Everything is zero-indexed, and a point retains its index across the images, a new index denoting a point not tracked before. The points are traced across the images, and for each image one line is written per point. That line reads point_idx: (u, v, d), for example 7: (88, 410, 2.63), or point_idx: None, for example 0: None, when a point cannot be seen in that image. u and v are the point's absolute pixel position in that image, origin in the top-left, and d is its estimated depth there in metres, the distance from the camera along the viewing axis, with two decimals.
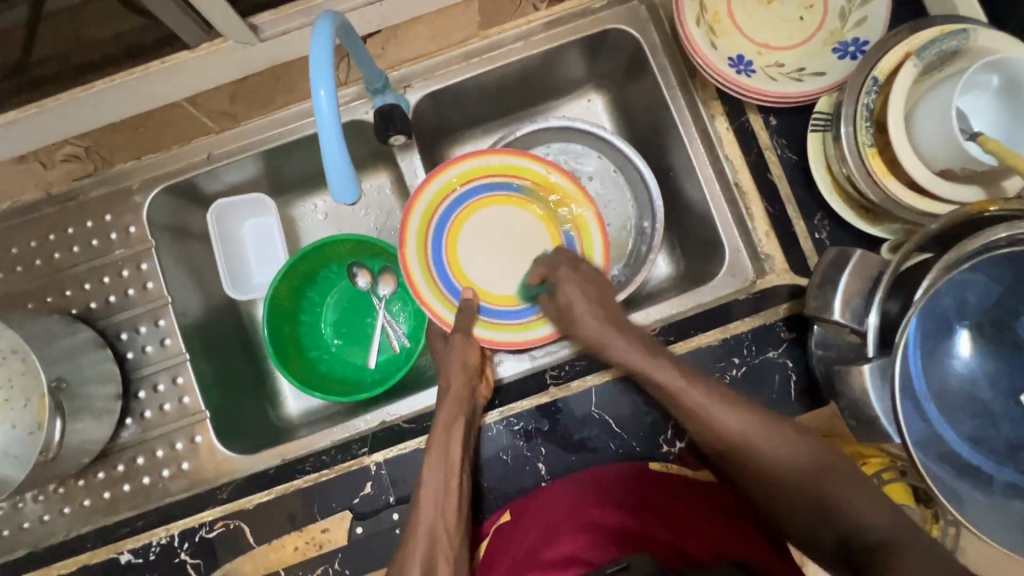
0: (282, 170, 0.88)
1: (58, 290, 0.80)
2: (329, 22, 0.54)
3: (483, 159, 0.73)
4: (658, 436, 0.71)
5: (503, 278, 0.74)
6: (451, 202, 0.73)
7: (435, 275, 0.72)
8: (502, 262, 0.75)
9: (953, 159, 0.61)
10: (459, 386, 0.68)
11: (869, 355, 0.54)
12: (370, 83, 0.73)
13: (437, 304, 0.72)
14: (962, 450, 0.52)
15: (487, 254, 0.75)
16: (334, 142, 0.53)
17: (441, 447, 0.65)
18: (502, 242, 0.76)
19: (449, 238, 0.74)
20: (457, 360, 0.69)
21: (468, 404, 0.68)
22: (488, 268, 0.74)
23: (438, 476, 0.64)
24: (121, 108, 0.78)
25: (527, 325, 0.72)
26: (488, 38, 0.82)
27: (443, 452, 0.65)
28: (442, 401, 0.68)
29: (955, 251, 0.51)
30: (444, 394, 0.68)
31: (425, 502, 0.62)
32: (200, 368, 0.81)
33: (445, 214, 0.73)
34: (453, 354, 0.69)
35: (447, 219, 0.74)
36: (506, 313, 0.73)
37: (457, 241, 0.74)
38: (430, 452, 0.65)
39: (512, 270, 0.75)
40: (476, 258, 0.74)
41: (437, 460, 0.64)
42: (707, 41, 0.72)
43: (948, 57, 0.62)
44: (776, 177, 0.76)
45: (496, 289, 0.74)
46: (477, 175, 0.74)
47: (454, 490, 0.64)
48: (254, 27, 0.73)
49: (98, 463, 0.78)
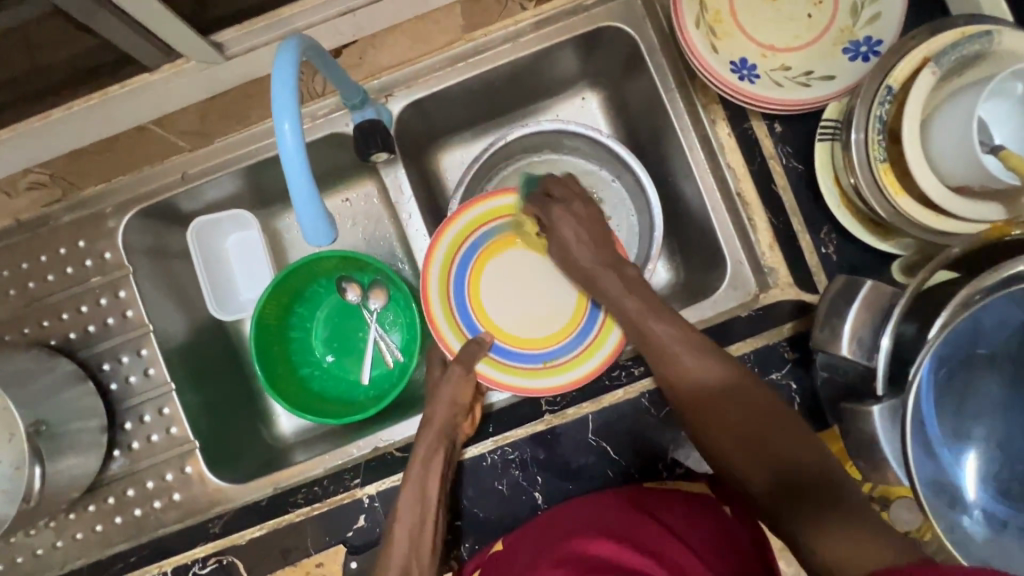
0: (262, 185, 0.84)
1: (36, 321, 0.77)
2: (292, 50, 0.50)
3: (504, 200, 0.73)
4: (658, 462, 0.69)
5: (520, 320, 0.73)
6: (472, 243, 0.73)
7: (454, 310, 0.73)
8: (523, 305, 0.74)
9: (970, 174, 0.57)
10: (441, 419, 0.67)
11: (880, 394, 0.51)
12: (348, 99, 0.68)
13: (450, 336, 0.72)
14: (976, 496, 0.49)
15: (508, 295, 0.74)
16: (302, 181, 0.49)
17: (419, 482, 0.65)
18: (523, 285, 0.75)
19: (470, 278, 0.73)
20: (446, 396, 0.68)
21: (450, 440, 0.67)
22: (508, 309, 0.74)
23: (414, 509, 0.64)
24: (85, 133, 0.74)
25: (539, 371, 0.70)
26: (473, 41, 0.76)
27: (422, 488, 0.64)
28: (421, 432, 0.67)
29: (973, 287, 0.47)
30: (426, 424, 0.68)
31: (399, 535, 0.63)
32: (186, 396, 0.79)
33: (467, 254, 0.73)
34: (443, 389, 0.68)
35: (468, 259, 0.73)
36: (521, 356, 0.71)
37: (478, 281, 0.74)
38: (406, 483, 0.65)
39: (530, 312, 0.74)
40: (497, 298, 0.74)
41: (413, 494, 0.64)
42: (708, 45, 0.67)
43: (968, 62, 0.57)
44: (781, 189, 0.72)
45: (511, 330, 0.73)
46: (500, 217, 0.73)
47: (431, 521, 0.64)
48: (217, 45, 0.69)
49: (89, 495, 0.77)
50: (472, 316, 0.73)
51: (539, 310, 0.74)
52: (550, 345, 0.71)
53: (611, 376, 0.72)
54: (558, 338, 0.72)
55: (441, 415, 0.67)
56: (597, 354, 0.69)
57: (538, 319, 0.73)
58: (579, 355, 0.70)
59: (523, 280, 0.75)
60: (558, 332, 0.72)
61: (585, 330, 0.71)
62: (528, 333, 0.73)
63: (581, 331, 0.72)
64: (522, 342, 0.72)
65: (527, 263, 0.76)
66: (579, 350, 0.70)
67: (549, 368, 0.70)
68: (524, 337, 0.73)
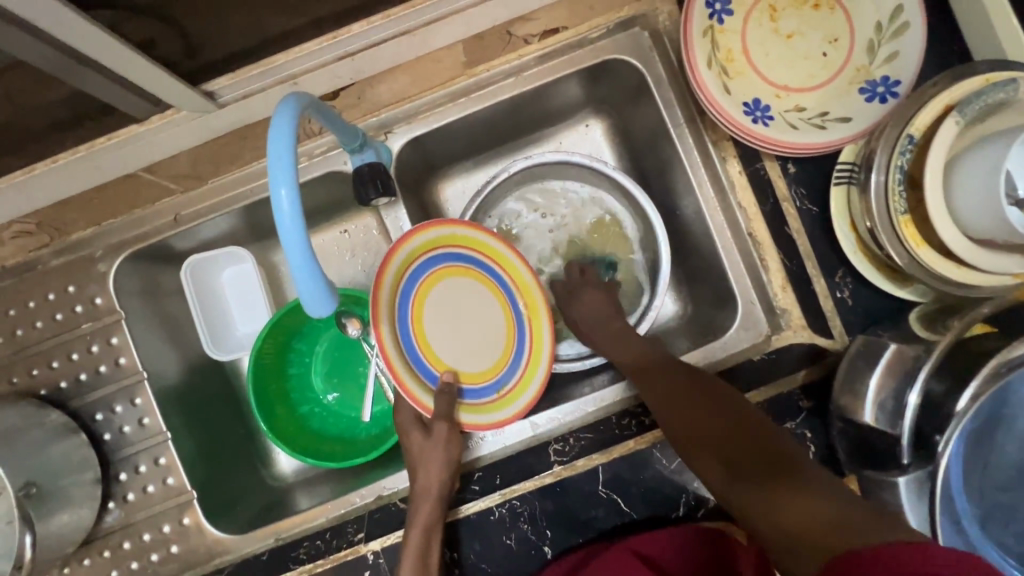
0: (257, 222, 0.81)
1: (24, 371, 0.74)
2: (290, 112, 0.48)
3: (430, 234, 0.66)
4: (670, 514, 0.67)
5: (462, 355, 0.69)
6: (405, 285, 0.66)
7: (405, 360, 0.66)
8: (464, 336, 0.70)
9: (995, 229, 0.55)
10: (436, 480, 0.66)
11: (903, 461, 0.49)
12: (345, 143, 0.66)
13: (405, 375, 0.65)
14: (1008, 569, 0.47)
15: (448, 331, 0.69)
16: (301, 252, 0.46)
17: (419, 555, 0.62)
18: (459, 316, 0.69)
19: (410, 324, 0.66)
20: (438, 462, 0.67)
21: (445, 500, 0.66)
22: (449, 345, 0.69)
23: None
24: (72, 181, 0.70)
25: (491, 406, 0.69)
26: (475, 75, 0.73)
27: (421, 557, 0.62)
28: (417, 505, 0.65)
29: (1001, 358, 0.45)
30: (420, 487, 0.66)
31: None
32: (183, 445, 0.77)
33: (403, 298, 0.65)
34: (432, 453, 0.67)
35: (405, 303, 0.66)
36: (471, 391, 0.69)
37: (419, 323, 0.67)
38: (406, 554, 0.63)
39: (472, 344, 0.70)
40: (437, 338, 0.68)
41: (414, 568, 0.62)
42: (720, 85, 0.65)
43: (993, 110, 0.55)
44: (795, 231, 0.70)
45: (458, 367, 0.69)
46: (428, 250, 0.67)
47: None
48: (209, 93, 0.65)
49: (83, 550, 0.74)
50: (421, 360, 0.67)
51: (479, 341, 0.70)
52: (495, 377, 0.70)
53: (620, 425, 0.70)
54: (500, 367, 0.70)
55: (437, 479, 0.66)
56: (537, 376, 0.69)
57: (479, 349, 0.70)
58: (521, 383, 0.69)
59: (459, 311, 0.69)
60: (498, 361, 0.70)
61: (519, 352, 0.70)
62: (471, 366, 0.69)
63: (519, 355, 0.70)
64: (470, 378, 0.69)
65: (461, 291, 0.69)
66: (521, 376, 0.69)
67: (501, 401, 0.69)
68: (468, 371, 0.69)
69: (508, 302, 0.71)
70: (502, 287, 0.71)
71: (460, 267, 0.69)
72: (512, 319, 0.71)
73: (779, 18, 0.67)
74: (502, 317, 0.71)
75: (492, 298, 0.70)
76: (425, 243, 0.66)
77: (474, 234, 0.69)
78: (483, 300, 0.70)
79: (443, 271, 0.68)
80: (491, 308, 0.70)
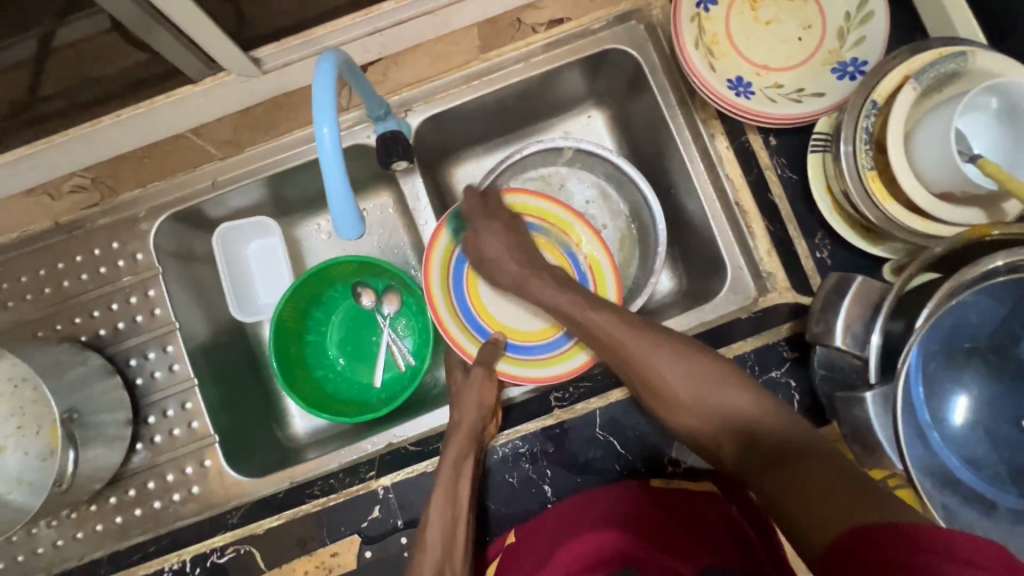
0: (285, 194, 0.88)
1: (68, 318, 0.81)
2: (332, 61, 0.56)
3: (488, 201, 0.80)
4: (663, 456, 0.72)
5: (520, 317, 0.81)
6: (463, 248, 0.80)
7: (457, 310, 0.80)
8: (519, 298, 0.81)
9: (952, 182, 0.61)
10: (470, 423, 0.71)
11: (872, 380, 0.56)
12: (371, 111, 0.74)
13: (446, 316, 0.79)
14: (965, 476, 0.52)
15: (505, 294, 0.81)
16: (337, 177, 0.52)
17: (448, 488, 0.68)
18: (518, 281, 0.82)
19: (467, 283, 0.80)
20: (472, 400, 0.72)
21: (479, 440, 0.71)
22: (507, 306, 0.81)
23: (445, 511, 0.67)
24: (125, 141, 0.79)
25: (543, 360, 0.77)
26: (487, 61, 0.82)
27: (450, 495, 0.67)
28: (449, 440, 0.70)
29: (954, 281, 0.51)
30: (455, 429, 0.71)
31: (431, 541, 0.65)
32: (208, 394, 0.82)
33: (462, 258, 0.80)
34: (468, 392, 0.73)
35: (465, 265, 0.80)
36: (528, 349, 0.79)
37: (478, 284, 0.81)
38: (437, 488, 0.68)
39: (532, 307, 0.81)
40: (495, 299, 0.81)
41: (444, 498, 0.67)
42: (706, 64, 0.74)
43: (947, 80, 0.62)
44: (776, 197, 0.77)
45: (514, 327, 0.80)
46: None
47: (461, 523, 0.67)
48: (256, 60, 0.74)
49: (111, 487, 0.79)
50: (478, 318, 0.80)
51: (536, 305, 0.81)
52: (553, 338, 0.79)
53: (616, 374, 0.75)
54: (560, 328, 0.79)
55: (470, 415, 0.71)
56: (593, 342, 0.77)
57: (537, 311, 0.80)
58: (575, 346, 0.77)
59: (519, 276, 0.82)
60: (557, 324, 0.79)
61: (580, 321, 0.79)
62: (528, 326, 0.80)
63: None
64: (529, 338, 0.80)
65: None
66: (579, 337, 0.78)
67: (554, 359, 0.77)
68: (523, 330, 0.80)
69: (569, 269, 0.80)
70: (564, 254, 0.81)
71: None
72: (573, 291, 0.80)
73: (759, 8, 0.76)
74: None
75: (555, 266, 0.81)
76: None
77: (535, 203, 0.81)
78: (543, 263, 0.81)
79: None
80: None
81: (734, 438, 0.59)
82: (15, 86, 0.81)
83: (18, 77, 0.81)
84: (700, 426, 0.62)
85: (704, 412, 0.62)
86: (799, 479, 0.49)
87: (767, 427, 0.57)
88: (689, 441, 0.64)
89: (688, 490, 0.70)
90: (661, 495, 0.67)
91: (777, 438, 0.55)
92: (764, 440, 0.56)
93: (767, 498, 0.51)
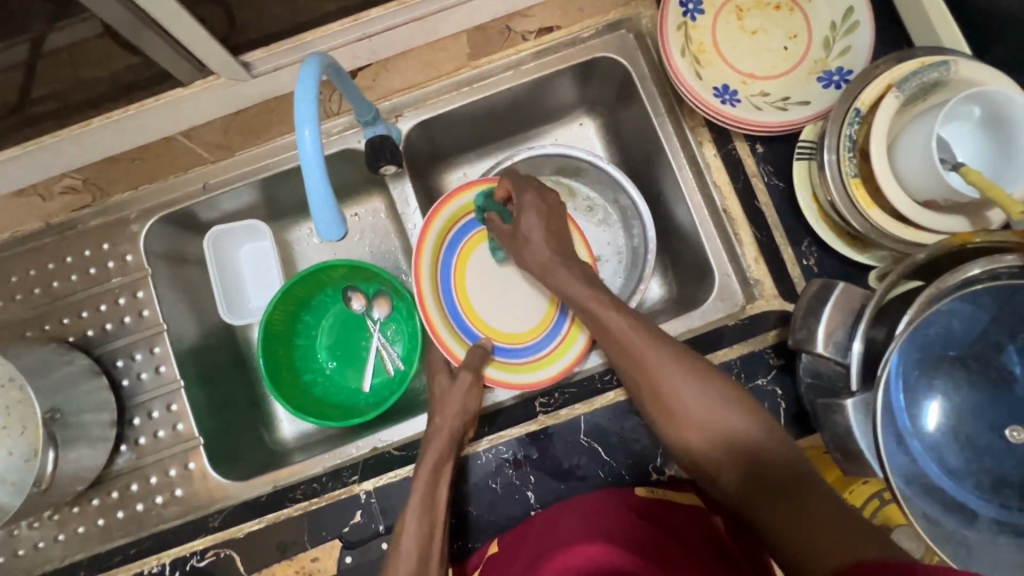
0: (278, 198, 0.88)
1: (57, 318, 0.81)
2: (314, 64, 0.56)
3: (432, 232, 0.78)
4: (647, 464, 0.71)
5: (517, 320, 0.82)
6: (441, 264, 0.80)
7: (442, 243, 0.80)
8: (492, 296, 0.83)
9: (936, 189, 0.61)
10: (448, 425, 0.70)
11: (852, 389, 0.55)
12: (360, 116, 0.74)
13: (432, 306, 0.78)
14: (946, 486, 0.52)
15: (484, 285, 0.83)
16: (318, 178, 0.53)
17: (426, 495, 0.67)
18: (497, 284, 0.84)
19: (459, 248, 0.82)
20: (456, 404, 0.71)
21: (456, 445, 0.71)
22: (501, 316, 0.82)
23: (422, 522, 0.65)
24: (117, 142, 0.80)
25: (524, 366, 0.77)
26: (477, 68, 0.83)
27: (429, 504, 0.66)
28: (427, 446, 0.69)
29: (935, 287, 0.52)
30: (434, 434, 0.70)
31: (405, 547, 0.64)
32: (193, 395, 0.82)
33: (449, 300, 0.80)
34: (454, 396, 0.72)
35: (449, 258, 0.81)
36: (467, 329, 0.81)
37: (470, 308, 0.82)
38: (413, 500, 0.66)
39: (512, 311, 0.82)
40: (489, 313, 0.82)
41: (421, 506, 0.66)
42: (693, 72, 0.74)
43: (930, 88, 0.63)
44: (763, 205, 0.77)
45: (514, 332, 0.81)
46: (442, 246, 0.80)
47: (438, 535, 0.65)
48: (246, 64, 0.75)
49: (94, 489, 0.79)
50: (451, 288, 0.81)
51: (526, 293, 0.83)
52: (555, 319, 0.81)
53: (603, 379, 0.75)
54: (553, 314, 0.81)
55: (450, 424, 0.70)
56: (522, 372, 0.76)
57: (502, 318, 0.82)
58: (504, 361, 0.78)
59: (496, 277, 0.84)
60: (542, 321, 0.81)
61: (524, 349, 0.79)
62: (501, 326, 0.82)
63: (535, 344, 0.80)
64: (538, 331, 0.81)
65: (518, 272, 0.84)
66: (529, 359, 0.78)
67: (566, 341, 0.78)
68: (517, 332, 0.81)
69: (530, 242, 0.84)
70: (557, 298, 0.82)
71: (472, 239, 0.83)
72: (538, 330, 0.81)
73: (745, 17, 0.78)
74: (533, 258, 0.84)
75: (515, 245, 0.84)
76: (436, 244, 0.79)
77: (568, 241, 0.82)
78: (531, 291, 0.83)
79: (471, 243, 0.83)
80: (535, 298, 0.83)
81: (736, 464, 0.54)
82: (8, 88, 0.82)
83: (12, 79, 0.82)
84: (701, 443, 0.57)
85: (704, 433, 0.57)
86: (800, 512, 0.46)
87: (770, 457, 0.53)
88: (680, 458, 0.60)
89: (672, 499, 0.68)
90: (650, 505, 0.65)
91: (785, 469, 0.51)
92: (766, 471, 0.52)
93: (763, 532, 0.48)
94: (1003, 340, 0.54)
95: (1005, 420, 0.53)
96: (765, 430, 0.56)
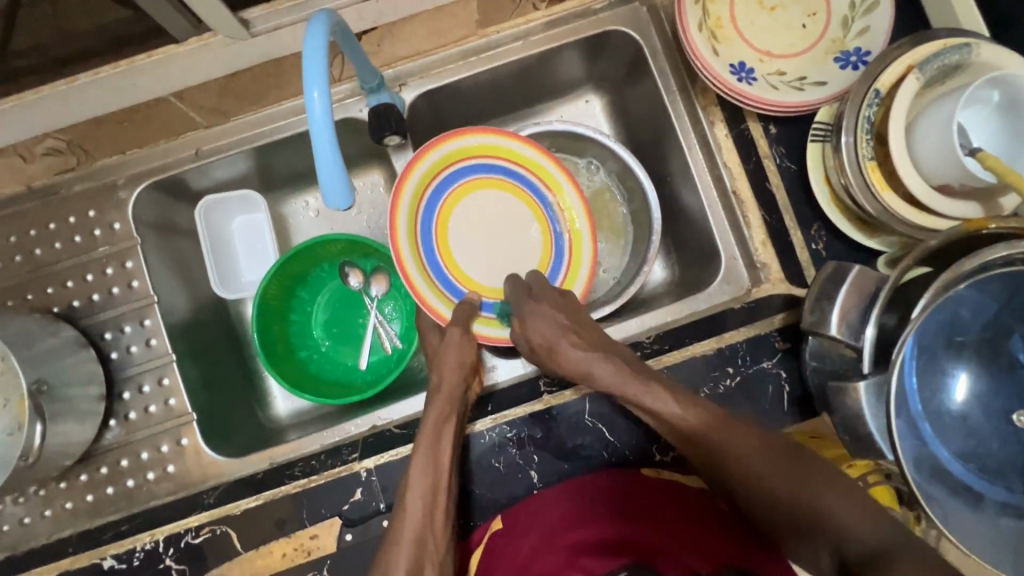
0: (273, 167, 0.84)
1: (39, 287, 0.77)
2: (324, 22, 0.53)
3: (410, 188, 0.71)
4: (652, 446, 0.71)
5: (508, 271, 0.77)
6: (423, 213, 0.74)
7: (425, 193, 0.73)
8: (482, 248, 0.77)
9: (952, 174, 0.60)
10: (452, 383, 0.68)
11: (864, 371, 0.55)
12: (364, 82, 0.71)
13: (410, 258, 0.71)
14: (954, 468, 0.53)
15: (472, 237, 0.76)
16: (328, 144, 0.50)
17: (430, 456, 0.65)
18: (487, 236, 0.77)
19: (444, 198, 0.75)
20: (453, 360, 0.69)
21: (462, 401, 0.69)
22: (487, 267, 0.76)
23: (426, 483, 0.64)
24: (104, 102, 0.76)
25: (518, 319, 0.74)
26: (485, 37, 0.80)
27: (433, 456, 0.65)
28: (431, 402, 0.68)
29: (951, 273, 0.51)
30: (435, 392, 0.68)
31: (412, 507, 0.63)
32: (187, 369, 0.79)
33: (432, 267, 0.74)
34: (449, 353, 0.69)
35: (433, 206, 0.74)
36: (454, 286, 0.75)
37: (453, 262, 0.75)
38: (415, 456, 0.65)
39: (502, 264, 0.77)
40: (475, 268, 0.76)
41: (425, 462, 0.65)
42: (709, 47, 0.73)
43: (949, 71, 0.62)
44: (774, 186, 0.76)
45: (502, 284, 0.76)
46: (420, 211, 0.73)
47: (441, 499, 0.64)
48: (245, 22, 0.72)
49: (82, 464, 0.76)
50: (433, 238, 0.74)
51: (519, 245, 0.77)
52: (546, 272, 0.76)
53: None
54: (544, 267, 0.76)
55: (450, 378, 0.68)
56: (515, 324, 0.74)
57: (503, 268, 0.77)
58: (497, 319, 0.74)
59: (483, 231, 0.77)
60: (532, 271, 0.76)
61: None
62: (491, 279, 0.76)
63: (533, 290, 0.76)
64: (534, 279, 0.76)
65: (514, 225, 0.77)
66: None
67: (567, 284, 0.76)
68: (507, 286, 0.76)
69: (521, 193, 0.77)
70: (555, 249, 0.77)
71: (453, 196, 0.75)
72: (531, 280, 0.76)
73: None
74: (524, 208, 0.77)
75: (504, 196, 0.77)
76: (412, 210, 0.72)
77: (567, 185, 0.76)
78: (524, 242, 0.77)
79: (458, 193, 0.75)
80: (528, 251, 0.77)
81: (815, 527, 0.55)
82: None
83: None
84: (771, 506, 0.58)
85: (760, 491, 0.59)
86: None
87: (859, 531, 0.53)
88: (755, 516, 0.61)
89: (677, 482, 0.69)
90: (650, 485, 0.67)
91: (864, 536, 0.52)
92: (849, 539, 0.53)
93: None
94: (1014, 325, 0.54)
95: (1013, 405, 0.53)
96: (830, 483, 0.56)
